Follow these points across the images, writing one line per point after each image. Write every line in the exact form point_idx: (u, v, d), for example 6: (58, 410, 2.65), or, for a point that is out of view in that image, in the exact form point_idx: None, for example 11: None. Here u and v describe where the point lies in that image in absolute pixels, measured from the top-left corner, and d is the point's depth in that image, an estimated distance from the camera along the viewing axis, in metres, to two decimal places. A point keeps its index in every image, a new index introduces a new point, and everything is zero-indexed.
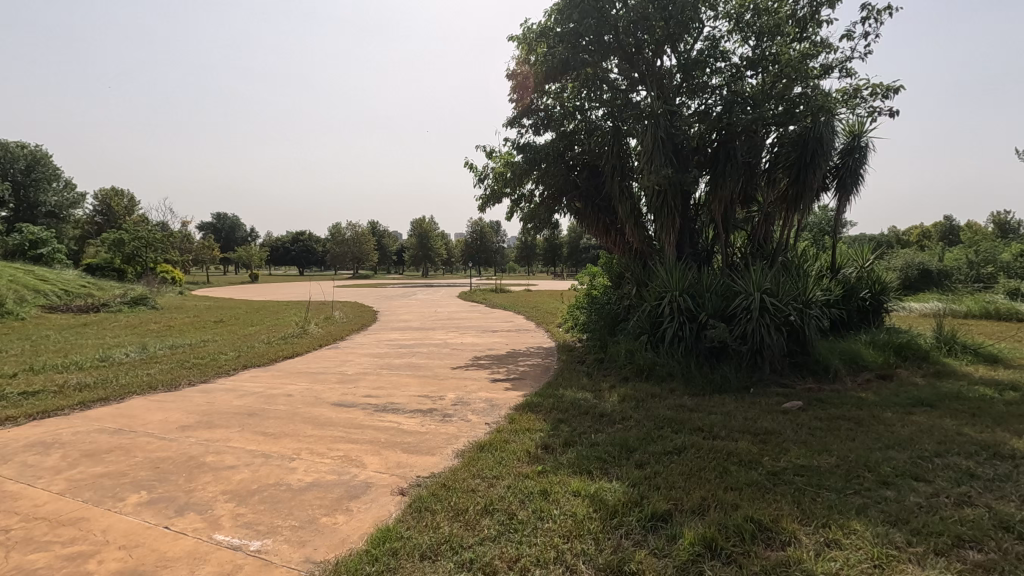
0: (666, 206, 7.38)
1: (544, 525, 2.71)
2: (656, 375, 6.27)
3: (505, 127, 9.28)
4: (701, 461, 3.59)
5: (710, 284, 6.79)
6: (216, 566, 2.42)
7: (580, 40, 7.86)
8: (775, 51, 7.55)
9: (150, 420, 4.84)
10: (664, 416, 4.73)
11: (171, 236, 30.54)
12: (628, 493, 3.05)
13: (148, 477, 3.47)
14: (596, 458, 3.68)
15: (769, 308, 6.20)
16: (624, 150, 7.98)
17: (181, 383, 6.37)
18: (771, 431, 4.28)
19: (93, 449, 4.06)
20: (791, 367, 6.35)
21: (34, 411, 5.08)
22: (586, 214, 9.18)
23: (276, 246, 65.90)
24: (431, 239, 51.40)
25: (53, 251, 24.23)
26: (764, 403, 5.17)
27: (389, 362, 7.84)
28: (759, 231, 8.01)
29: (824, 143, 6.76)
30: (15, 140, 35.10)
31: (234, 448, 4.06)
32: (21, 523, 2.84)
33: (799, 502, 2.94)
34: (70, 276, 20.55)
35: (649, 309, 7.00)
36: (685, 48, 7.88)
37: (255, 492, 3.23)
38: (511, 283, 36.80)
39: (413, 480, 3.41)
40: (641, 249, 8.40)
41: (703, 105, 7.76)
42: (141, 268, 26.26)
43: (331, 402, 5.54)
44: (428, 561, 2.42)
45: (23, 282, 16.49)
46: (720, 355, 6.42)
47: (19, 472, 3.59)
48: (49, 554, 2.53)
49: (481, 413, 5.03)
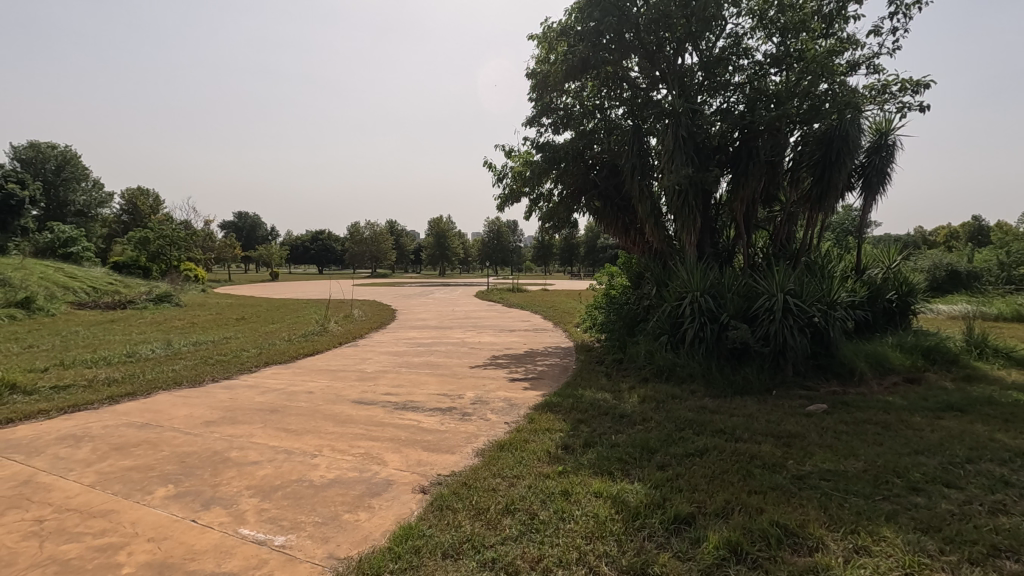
0: (686, 205, 7.30)
1: (566, 526, 2.70)
2: (677, 376, 6.23)
3: (525, 126, 9.32)
4: (723, 464, 3.55)
5: (731, 284, 6.70)
6: (242, 559, 2.45)
7: (601, 38, 7.79)
8: (800, 47, 7.38)
9: (175, 416, 4.93)
10: (686, 418, 4.68)
11: (194, 234, 31.07)
12: (650, 495, 3.02)
13: (174, 471, 3.54)
14: (617, 459, 3.66)
15: (793, 310, 6.11)
16: (645, 149, 7.89)
17: (205, 380, 6.47)
18: (795, 434, 4.22)
19: (121, 442, 4.15)
20: (815, 370, 6.24)
21: (64, 405, 5.20)
22: (606, 213, 9.13)
23: (296, 245, 66.69)
24: (448, 238, 51.60)
25: (83, 248, 24.90)
26: (787, 405, 5.09)
27: (407, 361, 7.87)
28: (782, 231, 7.90)
29: (850, 142, 6.65)
30: (46, 143, 36.27)
31: (257, 444, 4.11)
32: (54, 514, 2.91)
33: (827, 507, 2.89)
34: (99, 274, 21.11)
35: (669, 310, 6.94)
36: (707, 45, 7.81)
37: (278, 488, 3.27)
38: (527, 284, 36.71)
39: (434, 479, 3.41)
40: (661, 249, 8.33)
41: (725, 103, 7.65)
42: (165, 266, 26.84)
43: (351, 399, 5.58)
44: (451, 559, 2.42)
45: (54, 279, 16.98)
46: (742, 356, 6.32)
47: (52, 464, 3.69)
48: (80, 545, 2.59)
49: (500, 413, 5.02)
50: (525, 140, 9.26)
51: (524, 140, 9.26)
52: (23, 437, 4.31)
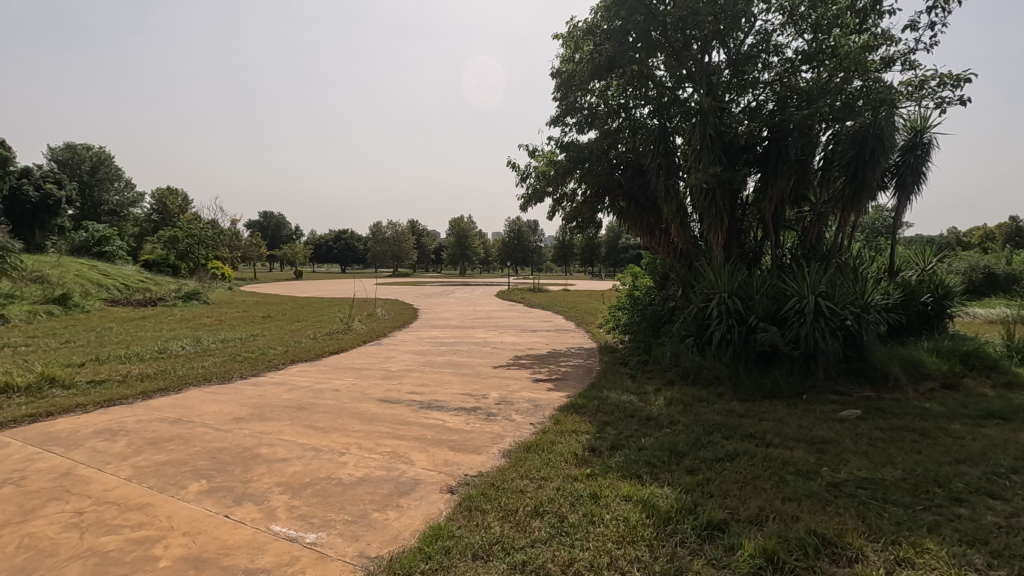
0: (714, 205, 7.18)
1: (596, 529, 2.67)
2: (703, 379, 6.14)
3: (549, 126, 9.30)
4: (754, 469, 3.47)
5: (760, 286, 6.57)
6: (274, 556, 2.47)
7: (626, 37, 7.70)
8: (833, 44, 7.26)
9: (206, 412, 5.03)
10: (714, 421, 4.60)
11: (222, 233, 31.69)
12: (681, 500, 2.97)
13: (206, 466, 3.60)
14: (645, 462, 3.61)
15: (824, 312, 5.96)
16: (671, 149, 7.79)
17: (233, 377, 6.58)
18: (828, 440, 4.11)
19: (155, 437, 4.25)
20: (847, 374, 6.08)
21: (100, 399, 5.34)
22: (630, 213, 9.04)
23: (320, 245, 67.63)
24: (469, 238, 51.79)
25: (116, 246, 25.52)
26: (819, 411, 4.96)
27: (430, 360, 7.90)
28: (811, 232, 7.65)
29: (885, 140, 6.46)
30: (83, 145, 37.51)
31: (286, 441, 4.16)
32: (93, 506, 2.99)
33: (865, 516, 2.81)
34: (131, 272, 21.70)
35: (696, 311, 6.85)
36: (735, 43, 7.70)
37: (308, 486, 3.30)
38: (547, 284, 36.51)
39: (461, 479, 3.41)
40: (687, 249, 8.22)
41: (754, 101, 7.54)
42: (193, 265, 27.45)
43: (376, 398, 5.63)
44: (481, 561, 2.41)
45: (88, 275, 17.50)
46: (771, 359, 6.19)
47: (90, 457, 3.79)
48: (118, 537, 2.64)
49: (525, 413, 5.01)
50: (549, 140, 9.23)
51: (548, 139, 9.24)
52: (62, 430, 4.44)
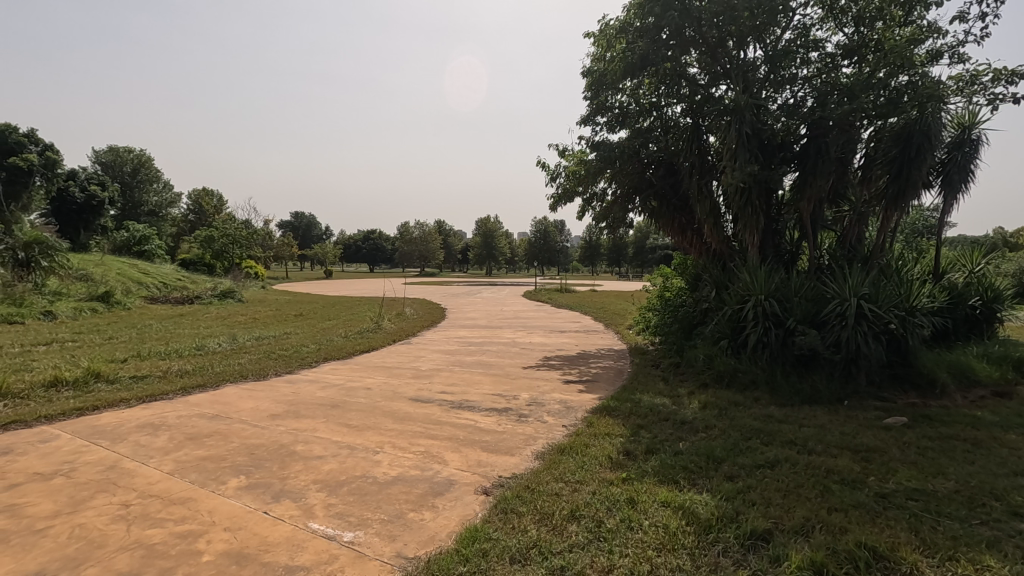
0: (750, 205, 6.98)
1: (635, 535, 2.62)
2: (738, 382, 6.00)
3: (579, 125, 9.21)
4: (797, 478, 3.36)
5: (798, 288, 6.39)
6: (313, 554, 2.49)
7: (660, 34, 7.58)
8: (877, 37, 7.04)
9: (243, 408, 5.13)
10: (752, 426, 4.48)
11: (255, 233, 32.46)
12: (721, 507, 2.89)
13: (245, 462, 3.66)
14: (681, 468, 3.53)
15: (867, 315, 5.76)
16: (705, 148, 7.66)
17: (268, 374, 6.71)
18: (873, 448, 3.95)
19: (195, 432, 4.34)
20: (890, 380, 5.87)
21: (142, 394, 5.50)
22: (662, 213, 8.91)
23: (349, 245, 68.80)
24: (496, 238, 52.00)
25: (156, 246, 26.33)
26: (862, 417, 4.79)
27: (459, 360, 7.90)
28: (851, 232, 7.40)
29: (932, 137, 6.18)
30: (126, 147, 38.97)
31: (321, 438, 4.21)
32: (138, 499, 3.06)
33: (916, 529, 2.69)
34: (170, 271, 22.36)
35: (730, 312, 6.70)
36: (772, 39, 7.51)
37: (345, 484, 3.33)
38: (574, 284, 36.37)
39: (496, 480, 3.40)
40: (720, 250, 8.04)
41: (792, 97, 7.35)
42: (228, 264, 28.17)
43: (408, 397, 5.65)
44: (518, 564, 2.39)
45: (129, 274, 18.10)
46: (809, 363, 6.01)
47: (134, 451, 3.89)
48: (163, 530, 2.70)
49: (557, 415, 4.97)
50: (579, 139, 9.17)
51: (578, 139, 9.17)
52: (107, 424, 4.57)
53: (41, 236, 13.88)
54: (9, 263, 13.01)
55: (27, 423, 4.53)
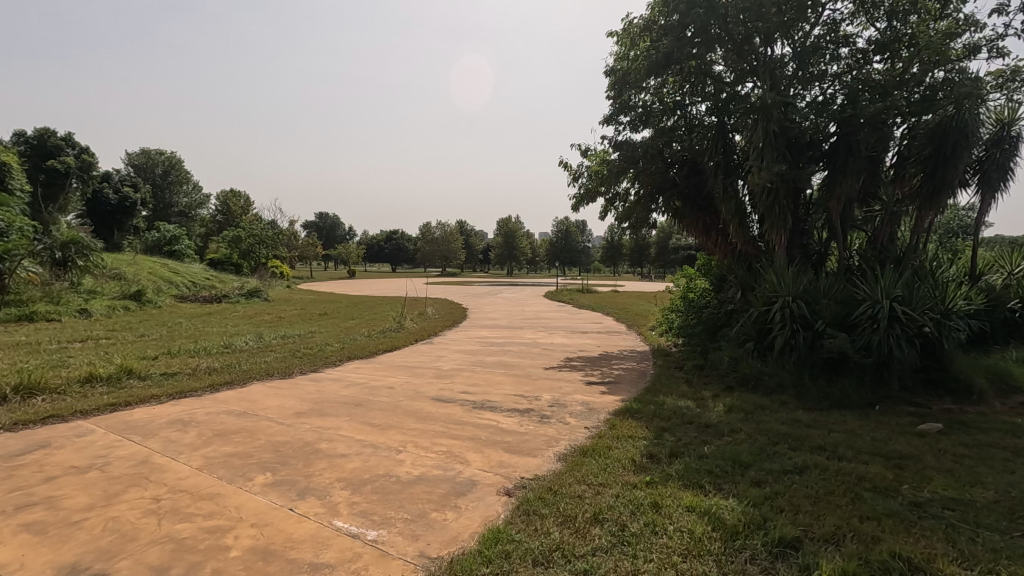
0: (777, 204, 6.83)
1: (659, 540, 2.58)
2: (764, 385, 5.89)
3: (601, 125, 9.15)
4: (827, 484, 3.27)
5: (827, 289, 6.25)
6: (337, 552, 2.51)
7: (685, 32, 7.47)
8: (911, 31, 6.83)
9: (269, 405, 5.22)
10: (780, 431, 4.39)
11: (281, 233, 33.05)
12: (749, 513, 2.83)
13: (271, 460, 3.72)
14: (707, 472, 3.47)
15: (900, 318, 5.59)
16: (730, 146, 7.54)
17: (293, 372, 6.81)
18: (906, 455, 3.84)
19: (223, 429, 4.43)
20: (924, 385, 5.70)
21: (172, 390, 5.63)
22: (685, 213, 8.80)
23: (372, 245, 69.60)
24: (517, 239, 52.02)
25: (185, 246, 26.98)
26: (895, 423, 4.65)
27: (481, 360, 7.92)
28: (883, 232, 7.20)
29: (969, 135, 5.94)
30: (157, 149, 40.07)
31: (345, 437, 4.26)
32: (169, 494, 3.13)
33: (954, 540, 2.60)
34: (199, 270, 22.87)
35: (756, 314, 6.58)
36: (801, 35, 7.35)
37: (368, 482, 3.36)
38: (595, 284, 36.22)
39: (518, 481, 3.39)
40: (746, 250, 7.90)
41: (821, 95, 7.19)
42: (254, 263, 28.72)
43: (430, 397, 5.67)
44: (541, 567, 2.37)
45: (160, 273, 18.57)
46: (839, 367, 5.87)
47: (165, 446, 3.99)
48: (192, 525, 2.76)
49: (579, 417, 4.94)
50: (602, 139, 9.10)
51: (600, 138, 9.11)
52: (139, 419, 4.69)
53: (77, 236, 14.14)
54: (47, 262, 13.36)
55: (63, 418, 4.67)
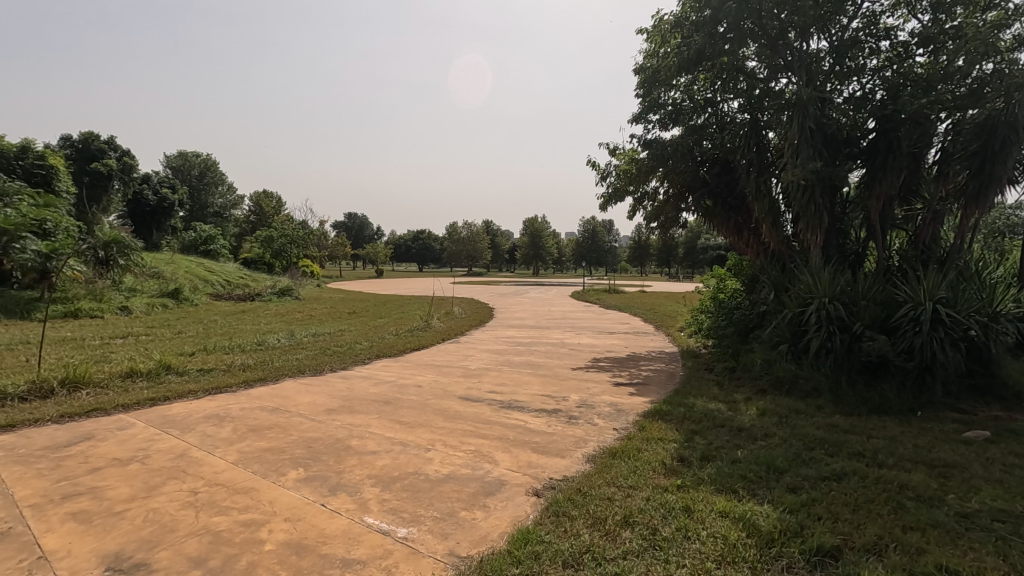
0: (813, 203, 6.64)
1: (692, 545, 2.53)
2: (799, 389, 5.74)
3: (630, 123, 9.07)
4: (867, 492, 3.16)
5: (866, 291, 6.05)
6: (369, 548, 2.54)
7: (717, 28, 7.32)
8: (957, 23, 6.56)
9: (301, 402, 5.31)
10: (816, 436, 4.26)
11: (311, 233, 33.69)
12: (785, 520, 2.76)
13: (303, 456, 3.78)
14: (739, 477, 3.40)
15: (944, 321, 5.37)
16: (764, 144, 7.37)
17: (324, 369, 6.92)
18: (951, 464, 3.69)
19: (257, 425, 4.52)
20: (969, 391, 5.47)
21: (208, 386, 5.78)
22: (716, 213, 8.65)
23: (400, 245, 70.47)
24: (544, 238, 51.96)
25: (221, 246, 27.74)
26: (938, 430, 4.47)
27: (507, 360, 7.91)
28: (925, 231, 6.92)
29: (1019, 129, 5.66)
30: (194, 152, 41.32)
31: (375, 434, 4.30)
32: (205, 487, 3.21)
33: (1005, 554, 2.48)
34: (234, 269, 23.49)
35: (791, 316, 6.42)
36: (838, 30, 7.14)
37: (398, 479, 3.39)
38: (622, 285, 35.94)
39: (546, 482, 3.37)
40: (780, 250, 7.71)
41: (860, 89, 6.97)
42: (286, 263, 29.34)
43: (457, 396, 5.69)
44: (571, 569, 2.35)
45: (197, 271, 19.13)
46: (878, 371, 5.67)
47: (202, 440, 4.09)
48: (228, 518, 2.82)
49: (608, 418, 4.89)
50: (630, 137, 9.01)
51: (629, 137, 9.02)
52: (177, 414, 4.83)
53: (119, 236, 14.80)
54: (91, 261, 13.94)
55: (106, 411, 4.85)
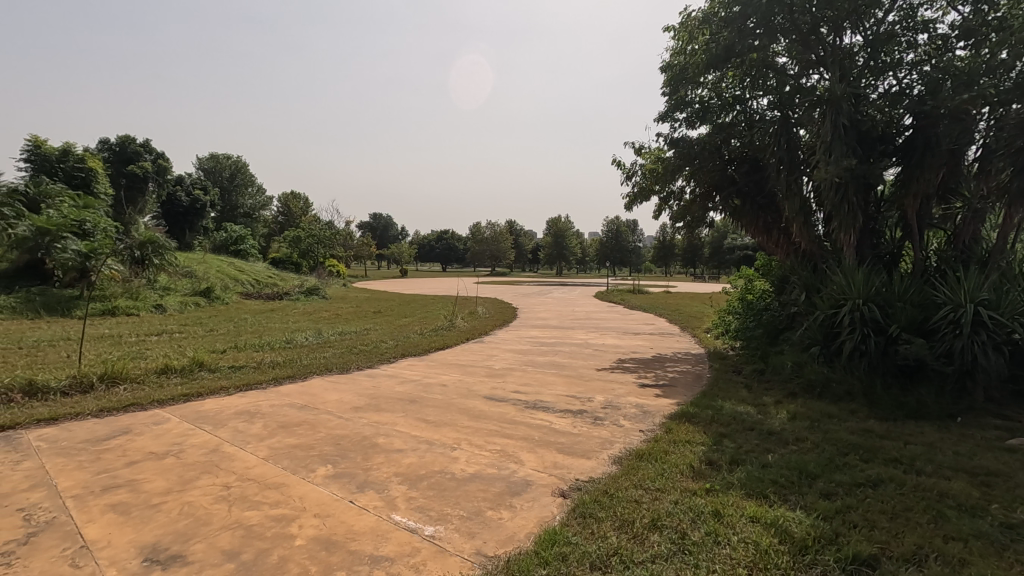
0: (846, 202, 6.46)
1: (722, 550, 2.48)
2: (832, 393, 5.59)
3: (657, 122, 8.99)
4: (905, 500, 3.06)
5: (903, 293, 5.86)
6: (396, 545, 2.56)
7: (746, 23, 7.20)
8: (1000, 14, 6.32)
9: (328, 400, 5.39)
10: (849, 441, 4.15)
11: (338, 233, 34.17)
12: (819, 527, 2.69)
13: (331, 452, 3.83)
14: (770, 482, 3.32)
15: (986, 324, 5.17)
16: (795, 142, 7.21)
17: (350, 368, 7.01)
18: (994, 472, 3.55)
19: (286, 421, 4.60)
20: (1013, 397, 5.26)
21: (239, 383, 5.91)
22: (745, 212, 8.49)
23: (424, 245, 71.03)
24: (568, 238, 51.75)
25: (250, 246, 28.34)
26: (980, 437, 4.31)
27: (532, 360, 7.89)
28: (965, 231, 6.67)
29: None
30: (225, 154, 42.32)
31: (401, 432, 4.34)
32: (238, 482, 3.28)
33: None
34: (263, 269, 23.99)
35: (823, 318, 6.26)
36: (873, 24, 6.95)
37: (424, 478, 3.41)
38: (646, 285, 35.59)
39: (573, 483, 3.35)
40: (811, 250, 7.53)
41: (896, 85, 6.77)
42: (313, 262, 29.82)
43: (482, 395, 5.70)
44: (599, 571, 2.33)
45: (227, 271, 19.58)
46: (915, 375, 5.49)
47: (234, 436, 4.19)
48: (260, 513, 2.87)
49: (634, 419, 4.84)
50: (657, 136, 8.92)
51: (656, 136, 8.93)
52: (209, 410, 4.95)
53: (153, 237, 15.24)
54: (127, 261, 14.38)
55: (142, 406, 4.99)
